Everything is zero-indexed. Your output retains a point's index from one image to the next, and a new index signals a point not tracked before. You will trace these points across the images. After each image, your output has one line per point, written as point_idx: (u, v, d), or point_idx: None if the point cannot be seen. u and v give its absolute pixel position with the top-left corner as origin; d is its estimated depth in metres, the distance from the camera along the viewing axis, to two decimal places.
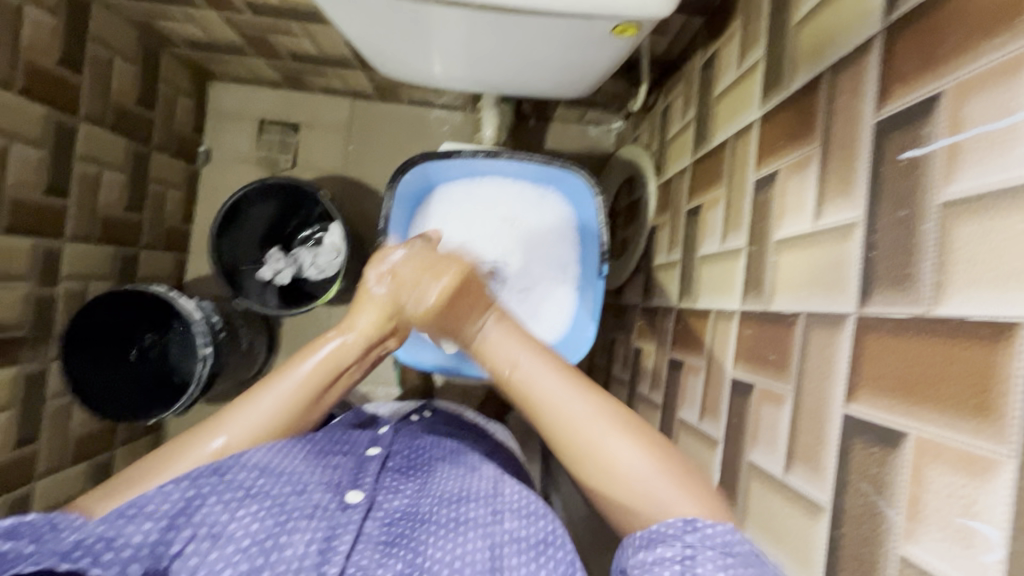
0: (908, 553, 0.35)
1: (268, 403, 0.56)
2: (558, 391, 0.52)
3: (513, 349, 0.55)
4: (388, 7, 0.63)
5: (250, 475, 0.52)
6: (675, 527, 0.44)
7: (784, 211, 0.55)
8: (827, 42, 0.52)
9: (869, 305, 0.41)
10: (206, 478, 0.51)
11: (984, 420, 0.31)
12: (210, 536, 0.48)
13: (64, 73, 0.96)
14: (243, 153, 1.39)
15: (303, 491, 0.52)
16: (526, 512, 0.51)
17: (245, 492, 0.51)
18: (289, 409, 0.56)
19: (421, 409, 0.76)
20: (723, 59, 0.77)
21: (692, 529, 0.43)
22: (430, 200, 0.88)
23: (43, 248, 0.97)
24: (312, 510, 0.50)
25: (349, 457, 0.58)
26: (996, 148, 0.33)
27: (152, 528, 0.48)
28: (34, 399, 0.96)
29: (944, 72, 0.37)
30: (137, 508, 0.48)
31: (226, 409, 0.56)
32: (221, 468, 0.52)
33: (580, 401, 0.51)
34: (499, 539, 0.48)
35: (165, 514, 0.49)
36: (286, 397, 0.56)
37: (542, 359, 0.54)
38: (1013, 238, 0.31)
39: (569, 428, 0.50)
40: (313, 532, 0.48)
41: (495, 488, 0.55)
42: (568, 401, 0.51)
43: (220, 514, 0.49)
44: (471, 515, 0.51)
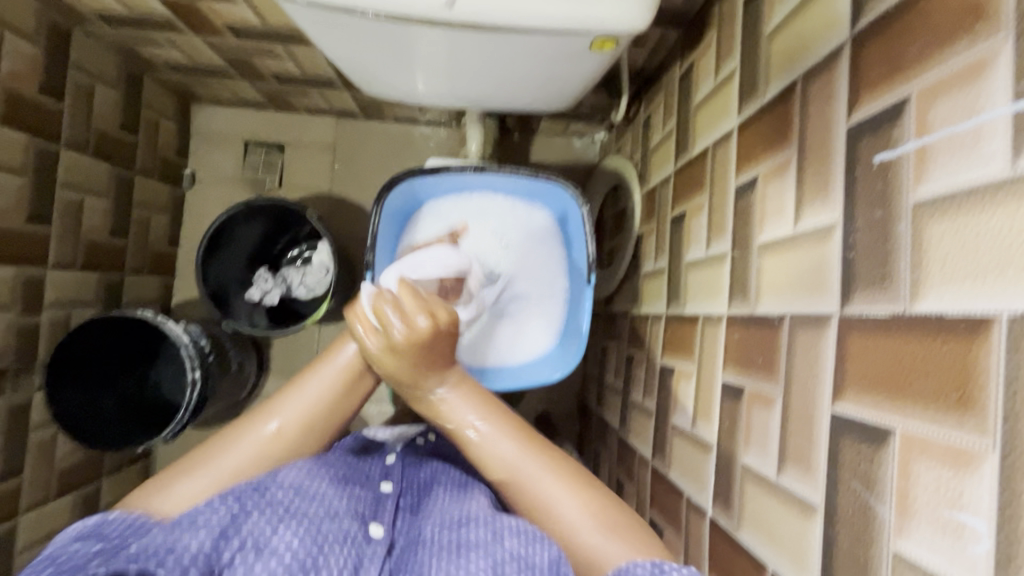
0: (901, 548, 0.35)
1: (313, 393, 0.58)
2: (506, 446, 0.55)
3: (467, 408, 0.57)
4: (370, 29, 0.65)
5: (286, 495, 0.51)
6: (644, 569, 0.44)
7: (766, 215, 0.56)
8: (799, 52, 0.54)
9: (850, 304, 0.42)
10: (250, 495, 0.50)
11: (966, 413, 0.32)
12: (255, 549, 0.46)
13: (46, 101, 0.96)
14: (228, 175, 1.39)
15: (335, 517, 0.51)
16: (530, 535, 0.49)
17: (285, 509, 0.50)
18: (328, 399, 0.59)
19: (425, 432, 0.75)
20: (700, 70, 0.79)
21: (659, 572, 0.44)
22: (418, 216, 0.88)
23: (26, 276, 0.96)
24: (343, 537, 0.50)
25: (367, 489, 0.58)
26: (965, 148, 0.34)
27: (206, 537, 0.45)
28: (18, 431, 0.94)
29: (909, 77, 0.39)
30: (192, 519, 0.47)
31: (279, 394, 0.58)
32: (261, 486, 0.51)
33: (506, 437, 0.56)
34: (501, 557, 0.47)
35: (216, 526, 0.47)
36: (329, 382, 0.59)
37: (501, 426, 0.56)
38: (983, 234, 0.32)
39: (528, 489, 0.53)
40: (345, 559, 0.48)
41: (495, 511, 0.53)
42: (519, 463, 0.54)
43: (265, 529, 0.48)
44: (471, 538, 0.49)
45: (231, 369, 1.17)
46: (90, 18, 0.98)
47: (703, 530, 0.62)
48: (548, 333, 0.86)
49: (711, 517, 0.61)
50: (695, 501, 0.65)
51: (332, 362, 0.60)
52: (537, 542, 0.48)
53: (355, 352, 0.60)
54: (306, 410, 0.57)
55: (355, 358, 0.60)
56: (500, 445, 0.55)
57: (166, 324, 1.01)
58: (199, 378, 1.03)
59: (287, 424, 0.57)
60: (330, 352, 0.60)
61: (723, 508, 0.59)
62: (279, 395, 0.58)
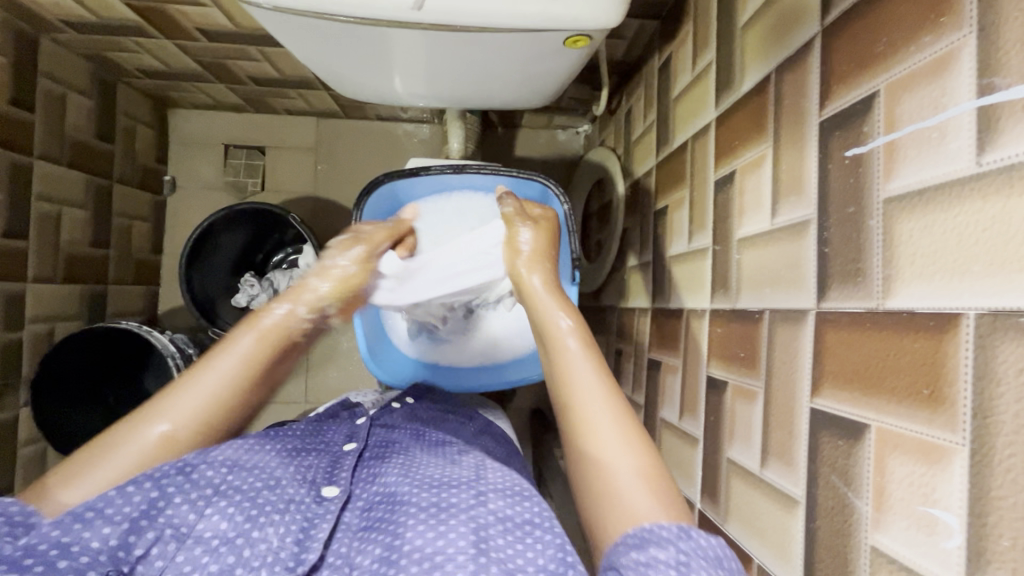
0: (877, 542, 0.36)
1: (208, 385, 0.51)
2: (586, 370, 0.52)
3: (573, 344, 0.54)
4: (340, 32, 0.64)
5: (217, 473, 0.51)
6: (671, 532, 0.39)
7: (744, 210, 0.56)
8: (772, 44, 0.53)
9: (826, 300, 0.42)
10: (171, 477, 0.48)
11: (937, 410, 0.32)
12: (177, 537, 0.47)
13: (16, 113, 0.94)
14: (209, 180, 1.37)
15: (275, 487, 0.52)
16: (514, 496, 0.50)
17: (212, 490, 0.50)
18: (234, 391, 0.52)
19: (404, 396, 0.77)
20: (678, 61, 0.78)
21: (686, 536, 0.39)
22: (398, 216, 0.87)
23: (5, 291, 0.94)
24: (286, 505, 0.50)
25: (323, 456, 0.59)
26: (932, 144, 0.33)
27: (112, 533, 0.45)
28: (6, 449, 0.94)
29: (877, 72, 0.38)
30: (98, 510, 0.45)
31: (168, 395, 0.50)
32: (187, 467, 0.49)
33: (583, 360, 0.53)
34: (485, 520, 0.46)
35: (128, 517, 0.46)
36: (228, 373, 0.52)
37: (587, 358, 0.53)
38: (952, 230, 0.32)
39: (581, 413, 0.49)
40: (287, 525, 0.49)
41: (477, 474, 0.53)
42: (590, 393, 0.50)
43: (188, 515, 0.48)
44: (454, 501, 0.48)
45: None
46: (56, 25, 0.95)
47: None
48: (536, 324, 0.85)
49: (700, 510, 0.61)
50: (685, 494, 0.66)
51: (229, 354, 0.53)
52: (520, 503, 0.49)
53: (256, 339, 0.54)
54: (208, 401, 0.51)
55: (259, 345, 0.54)
56: (581, 368, 0.52)
57: (150, 335, 1.01)
58: None
59: (181, 425, 0.49)
60: (230, 342, 0.53)
61: (710, 501, 0.59)
62: (171, 391, 0.51)
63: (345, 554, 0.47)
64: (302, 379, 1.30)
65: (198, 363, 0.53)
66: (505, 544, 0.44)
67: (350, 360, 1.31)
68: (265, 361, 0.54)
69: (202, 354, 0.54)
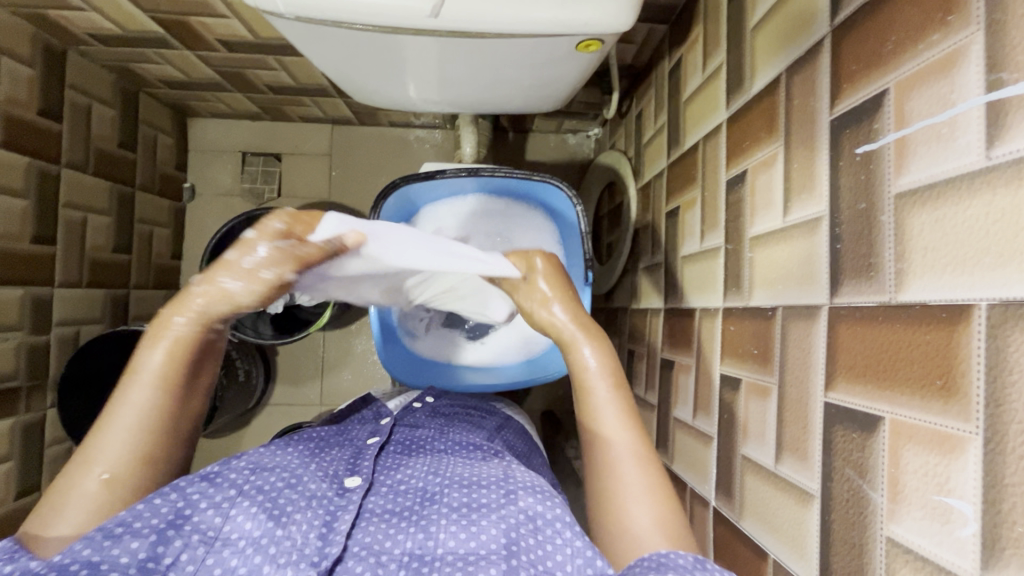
0: (894, 533, 0.36)
1: (130, 415, 0.51)
2: (615, 421, 0.56)
3: (598, 380, 0.58)
4: (357, 40, 0.66)
5: (240, 475, 0.52)
6: (688, 561, 0.42)
7: (756, 209, 0.57)
8: (782, 45, 0.54)
9: (839, 295, 0.42)
10: (195, 485, 0.49)
11: (950, 400, 0.32)
12: (205, 541, 0.46)
13: (44, 123, 0.98)
14: (226, 187, 1.40)
15: (297, 485, 0.53)
16: (542, 491, 0.51)
17: (237, 490, 0.50)
18: (155, 413, 0.52)
19: (423, 396, 0.80)
20: (688, 64, 0.79)
21: (702, 567, 0.41)
22: (415, 219, 0.89)
23: (34, 295, 0.97)
24: (308, 501, 0.51)
25: (345, 450, 0.61)
26: (942, 139, 0.34)
27: (140, 546, 0.44)
28: (32, 449, 0.96)
29: (886, 70, 0.39)
30: (125, 527, 0.44)
31: (92, 437, 0.51)
32: (209, 475, 0.51)
33: (612, 410, 0.56)
34: (515, 520, 0.48)
35: (154, 529, 0.45)
36: (144, 401, 0.52)
37: (619, 403, 0.57)
38: (963, 223, 0.33)
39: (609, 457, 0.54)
40: (310, 520, 0.49)
41: (504, 473, 0.55)
42: (618, 441, 0.54)
43: (214, 518, 0.48)
44: (483, 500, 0.50)
45: (236, 378, 1.15)
46: (83, 38, 0.99)
47: (708, 520, 0.63)
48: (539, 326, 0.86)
49: (714, 508, 0.62)
50: (699, 492, 0.66)
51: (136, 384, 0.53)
52: (550, 499, 0.50)
53: (162, 357, 0.53)
54: (133, 428, 0.51)
55: (167, 363, 0.53)
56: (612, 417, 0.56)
57: None
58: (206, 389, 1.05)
59: (117, 462, 0.50)
60: (134, 367, 0.53)
61: (725, 498, 0.59)
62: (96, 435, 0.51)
63: (369, 543, 0.48)
64: (318, 381, 1.32)
65: (110, 399, 0.53)
66: (533, 543, 0.46)
67: (364, 362, 1.33)
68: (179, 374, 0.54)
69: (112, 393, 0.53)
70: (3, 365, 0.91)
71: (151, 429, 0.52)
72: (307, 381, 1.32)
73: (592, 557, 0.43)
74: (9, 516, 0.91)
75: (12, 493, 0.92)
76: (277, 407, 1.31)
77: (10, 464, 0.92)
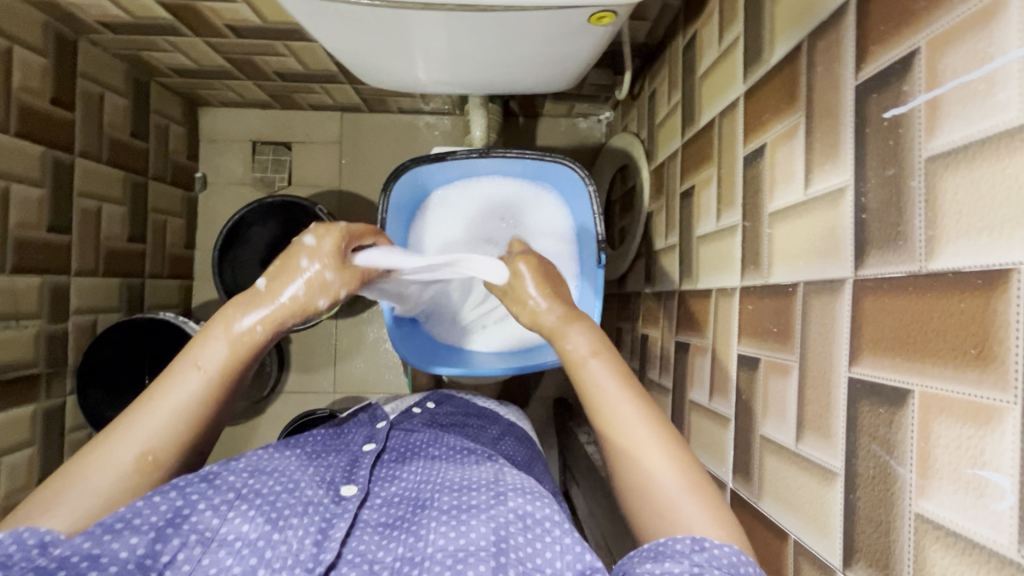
0: (923, 509, 0.35)
1: (180, 401, 0.51)
2: (616, 391, 0.54)
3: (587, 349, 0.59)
4: (366, 16, 0.64)
5: (239, 478, 0.51)
6: (684, 544, 0.43)
7: (775, 182, 0.55)
8: (804, 11, 0.52)
9: (864, 267, 0.41)
10: (195, 485, 0.48)
11: (986, 370, 0.31)
12: (201, 542, 0.46)
13: (57, 112, 0.98)
14: (238, 176, 1.41)
15: (294, 489, 0.52)
16: (534, 492, 0.50)
17: (235, 494, 0.50)
18: (203, 401, 0.52)
19: (424, 401, 0.78)
20: (704, 38, 0.77)
21: (699, 548, 0.42)
22: (427, 205, 0.88)
23: (51, 284, 0.98)
24: (304, 507, 0.51)
25: (342, 456, 0.61)
26: (978, 97, 0.32)
27: (139, 542, 0.44)
28: (53, 434, 0.98)
29: (918, 28, 0.37)
30: (125, 521, 0.44)
31: (138, 410, 0.50)
32: (209, 475, 0.50)
33: (613, 382, 0.55)
34: (505, 519, 0.47)
35: (153, 526, 0.45)
36: (199, 391, 0.52)
37: (621, 386, 0.55)
38: (999, 185, 0.31)
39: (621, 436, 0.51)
40: (305, 528, 0.49)
41: (496, 476, 0.54)
42: (620, 412, 0.53)
43: (212, 519, 0.47)
44: (473, 502, 0.50)
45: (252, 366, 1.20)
46: (93, 26, 0.99)
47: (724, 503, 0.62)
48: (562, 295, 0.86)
49: (732, 490, 0.61)
50: (716, 475, 0.65)
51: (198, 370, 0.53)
52: (540, 498, 0.50)
53: (226, 351, 0.54)
54: (180, 414, 0.51)
55: (231, 358, 0.53)
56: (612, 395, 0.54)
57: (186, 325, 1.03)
58: None
59: (161, 450, 0.50)
60: (199, 359, 0.53)
61: (743, 480, 0.58)
62: (136, 416, 0.50)
63: (363, 551, 0.49)
64: (331, 368, 1.32)
65: (161, 380, 0.52)
66: (523, 543, 0.46)
67: (376, 350, 1.33)
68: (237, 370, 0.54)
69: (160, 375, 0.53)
70: (23, 352, 0.92)
71: (195, 427, 0.52)
72: (320, 368, 1.32)
73: (582, 552, 0.44)
74: None
75: (35, 476, 0.93)
76: (291, 395, 1.32)
77: (33, 449, 0.93)
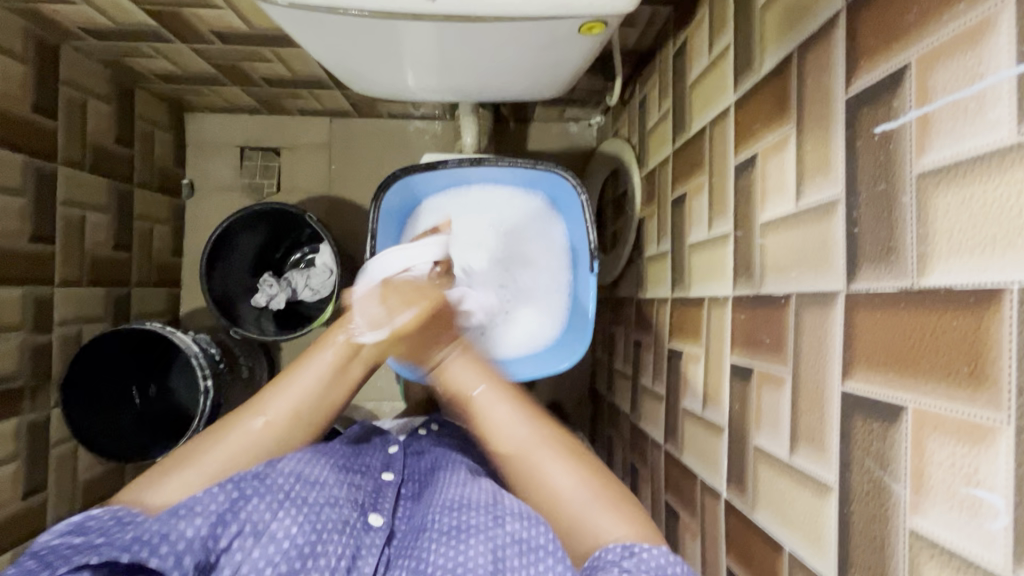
0: (917, 525, 0.35)
1: (306, 383, 0.57)
2: (508, 414, 0.58)
3: (473, 377, 0.61)
4: (355, 26, 0.64)
5: (286, 480, 0.53)
6: (616, 552, 0.46)
7: (767, 192, 0.55)
8: (793, 23, 0.52)
9: (857, 281, 0.41)
10: (248, 482, 0.52)
11: (979, 389, 0.31)
12: (253, 534, 0.50)
13: (39, 120, 0.96)
14: (226, 182, 1.39)
15: (334, 504, 0.53)
16: (530, 518, 0.50)
17: (284, 495, 0.52)
18: (317, 390, 0.58)
19: (428, 422, 0.77)
20: (694, 46, 0.77)
21: (630, 555, 0.45)
22: (416, 212, 0.87)
23: (34, 295, 0.96)
24: (342, 526, 0.52)
25: (368, 479, 0.60)
26: (968, 115, 0.33)
27: (202, 523, 0.48)
28: (37, 448, 0.96)
29: (908, 43, 0.37)
30: (188, 507, 0.48)
31: (264, 393, 0.57)
32: (260, 474, 0.53)
33: (504, 405, 0.59)
34: (502, 541, 0.48)
35: (214, 511, 0.49)
36: (324, 375, 0.58)
37: (506, 402, 0.59)
38: (991, 204, 0.31)
39: (517, 456, 0.56)
40: (342, 549, 0.51)
41: (494, 497, 0.53)
42: (513, 429, 0.57)
43: (264, 514, 0.50)
44: (472, 522, 0.50)
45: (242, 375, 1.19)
46: (75, 31, 0.97)
47: (719, 513, 0.62)
48: (558, 294, 0.86)
49: (726, 499, 0.61)
50: (710, 484, 0.65)
51: (305, 369, 0.58)
52: (537, 526, 0.50)
53: (332, 355, 0.59)
54: (301, 398, 0.57)
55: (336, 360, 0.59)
56: (498, 414, 0.59)
57: (174, 336, 1.01)
58: (211, 386, 1.03)
59: (276, 418, 0.56)
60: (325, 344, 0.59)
61: (737, 490, 0.58)
62: (268, 391, 0.57)
63: None
64: None
65: (293, 363, 0.59)
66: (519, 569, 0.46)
67: None
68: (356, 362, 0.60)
69: (288, 364, 0.59)
70: (6, 365, 0.90)
71: (321, 410, 0.58)
72: None
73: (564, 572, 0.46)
74: (16, 516, 0.91)
75: (19, 492, 0.91)
76: None
77: (17, 464, 0.91)
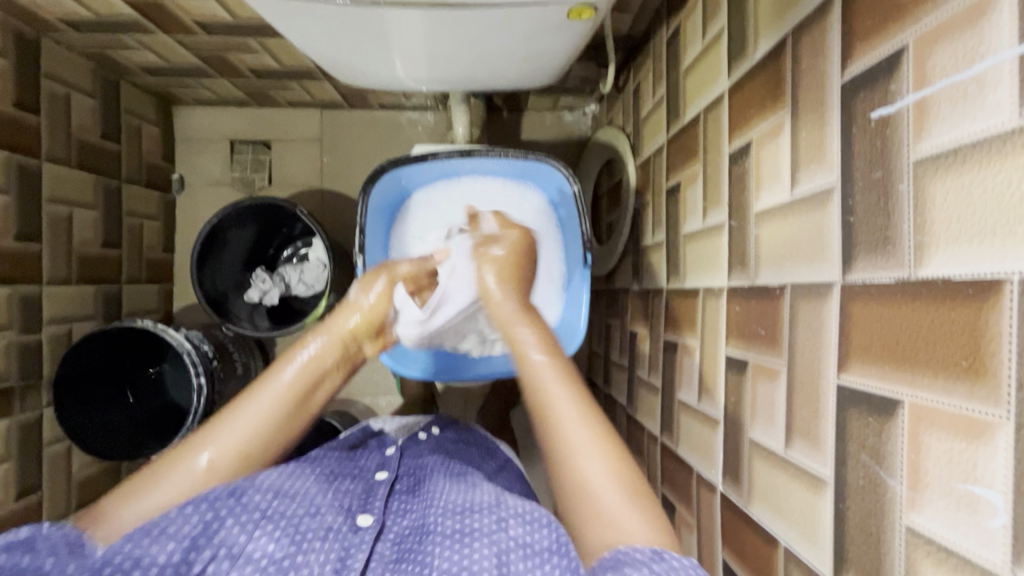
0: (914, 522, 0.34)
1: (253, 414, 0.55)
2: (576, 419, 0.51)
3: (553, 377, 0.55)
4: (340, 15, 0.62)
5: (264, 497, 0.52)
6: (644, 554, 0.41)
7: (762, 180, 0.54)
8: (787, 5, 0.51)
9: (852, 273, 0.40)
10: (224, 501, 0.50)
11: (978, 382, 0.30)
12: (229, 557, 0.47)
13: (22, 116, 0.94)
14: (216, 177, 1.37)
15: (315, 513, 0.52)
16: (533, 520, 0.49)
17: (261, 513, 0.51)
18: (275, 416, 0.56)
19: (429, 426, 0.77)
20: (688, 31, 0.75)
21: (659, 559, 0.40)
22: (407, 207, 0.87)
23: (21, 295, 0.95)
24: (325, 531, 0.51)
25: (357, 483, 0.60)
26: (967, 99, 0.31)
27: (175, 548, 0.46)
28: (30, 448, 0.95)
29: (905, 24, 0.36)
30: (160, 528, 0.47)
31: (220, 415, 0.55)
32: (237, 490, 0.51)
33: (581, 423, 0.51)
34: (506, 545, 0.46)
35: (187, 536, 0.47)
36: (273, 405, 0.56)
37: (579, 406, 0.52)
38: (990, 193, 0.30)
39: (572, 452, 0.50)
40: (327, 552, 0.49)
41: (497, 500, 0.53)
42: (586, 453, 0.49)
43: (239, 535, 0.49)
44: (476, 526, 0.49)
45: (235, 372, 1.18)
46: (56, 24, 0.95)
47: (714, 505, 0.62)
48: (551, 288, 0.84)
49: (721, 493, 0.60)
50: (705, 477, 0.64)
51: (254, 399, 0.56)
52: (541, 530, 0.48)
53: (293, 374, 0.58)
54: (253, 425, 0.55)
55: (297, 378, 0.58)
56: (569, 411, 0.52)
57: (165, 333, 0.99)
58: (203, 383, 1.01)
59: (221, 455, 0.53)
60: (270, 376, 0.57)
61: (733, 484, 0.58)
62: (215, 423, 0.55)
63: None
64: None
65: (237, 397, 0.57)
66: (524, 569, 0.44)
67: None
68: (305, 388, 0.58)
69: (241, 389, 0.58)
70: None
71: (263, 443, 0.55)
72: None
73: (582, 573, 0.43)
74: (10, 517, 0.90)
75: (12, 492, 0.91)
76: None
77: (9, 464, 0.91)
